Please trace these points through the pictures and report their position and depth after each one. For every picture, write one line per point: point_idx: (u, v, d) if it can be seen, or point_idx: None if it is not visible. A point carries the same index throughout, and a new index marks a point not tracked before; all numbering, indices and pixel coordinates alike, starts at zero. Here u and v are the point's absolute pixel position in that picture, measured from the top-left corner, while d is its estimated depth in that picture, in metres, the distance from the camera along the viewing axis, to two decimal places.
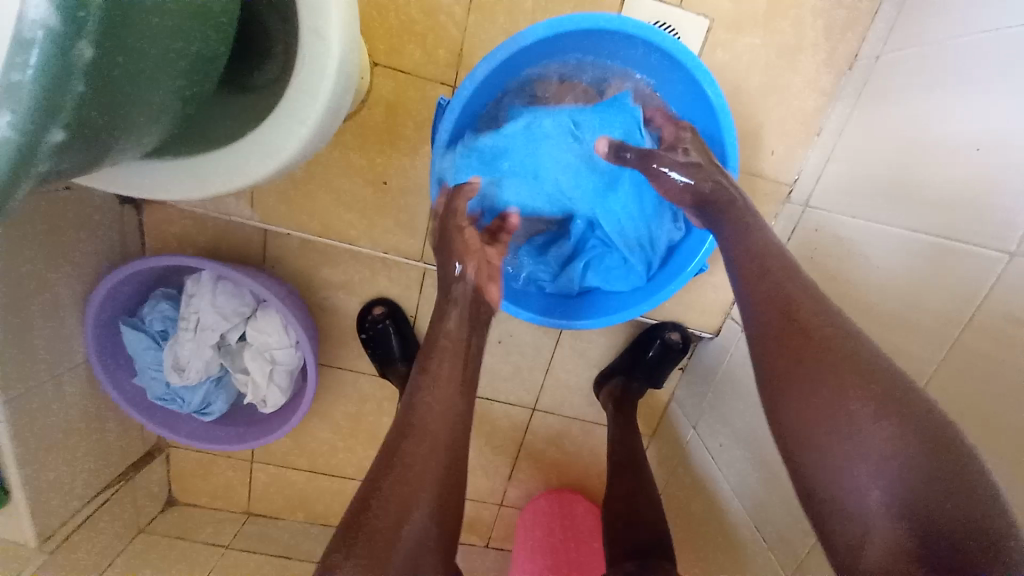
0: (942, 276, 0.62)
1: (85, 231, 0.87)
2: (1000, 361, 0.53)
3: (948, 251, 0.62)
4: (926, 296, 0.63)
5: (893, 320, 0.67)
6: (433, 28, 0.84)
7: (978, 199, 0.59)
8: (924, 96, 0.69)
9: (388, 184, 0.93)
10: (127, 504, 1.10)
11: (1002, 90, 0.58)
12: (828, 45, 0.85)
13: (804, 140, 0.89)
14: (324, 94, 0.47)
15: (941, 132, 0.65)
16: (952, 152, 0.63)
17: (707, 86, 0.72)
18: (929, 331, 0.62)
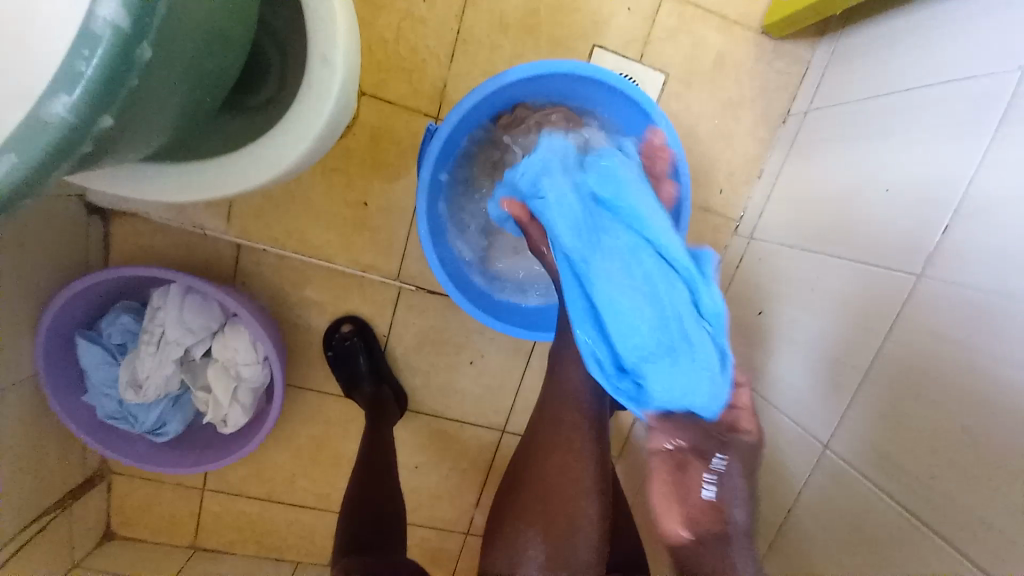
0: (864, 298, 0.68)
1: (50, 238, 0.85)
2: (919, 367, 0.59)
3: (869, 277, 0.68)
4: (855, 330, 0.68)
5: (828, 347, 0.71)
6: (418, 66, 0.91)
7: (907, 229, 0.64)
8: (851, 143, 0.78)
9: (367, 205, 0.96)
10: (63, 536, 1.00)
11: (915, 136, 0.66)
12: (764, 102, 0.97)
13: (748, 181, 1.00)
14: (325, 115, 0.51)
15: (867, 173, 0.73)
16: (870, 189, 0.71)
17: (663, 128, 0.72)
18: (857, 344, 0.67)
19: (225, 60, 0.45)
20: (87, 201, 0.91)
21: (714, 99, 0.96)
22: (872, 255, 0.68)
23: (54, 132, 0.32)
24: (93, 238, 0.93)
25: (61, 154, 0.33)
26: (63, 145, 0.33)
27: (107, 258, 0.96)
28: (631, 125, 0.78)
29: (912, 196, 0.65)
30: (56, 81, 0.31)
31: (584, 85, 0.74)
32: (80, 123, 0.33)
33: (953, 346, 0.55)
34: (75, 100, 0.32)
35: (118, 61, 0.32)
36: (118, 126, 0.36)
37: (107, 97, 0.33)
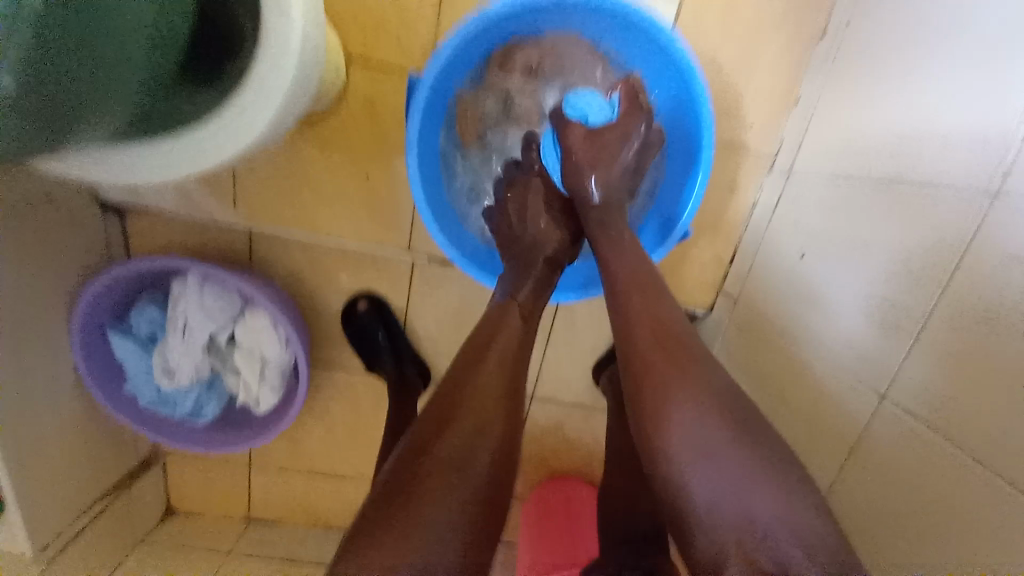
0: (925, 227, 0.60)
1: (68, 237, 0.86)
2: (1000, 307, 0.50)
3: (932, 205, 0.59)
4: (917, 266, 0.60)
5: (884, 286, 0.63)
6: (405, 18, 0.84)
7: (982, 142, 0.54)
8: (905, 46, 0.66)
9: (370, 177, 0.92)
10: (125, 516, 1.07)
11: (989, 28, 0.55)
12: (802, 14, 0.85)
13: (781, 111, 0.89)
14: (288, 72, 0.47)
15: (929, 80, 0.62)
16: (931, 98, 0.61)
17: (673, 48, 0.62)
18: (921, 283, 0.59)
19: (166, 15, 0.42)
20: (99, 199, 0.92)
21: (739, 18, 0.85)
22: (924, 181, 0.60)
23: None
24: (112, 234, 0.94)
25: None
26: None
27: (128, 254, 0.98)
28: (636, 48, 0.68)
29: (976, 114, 0.55)
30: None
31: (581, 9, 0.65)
32: None
33: (1001, 283, 0.50)
34: None
35: None
36: (15, 83, 0.34)
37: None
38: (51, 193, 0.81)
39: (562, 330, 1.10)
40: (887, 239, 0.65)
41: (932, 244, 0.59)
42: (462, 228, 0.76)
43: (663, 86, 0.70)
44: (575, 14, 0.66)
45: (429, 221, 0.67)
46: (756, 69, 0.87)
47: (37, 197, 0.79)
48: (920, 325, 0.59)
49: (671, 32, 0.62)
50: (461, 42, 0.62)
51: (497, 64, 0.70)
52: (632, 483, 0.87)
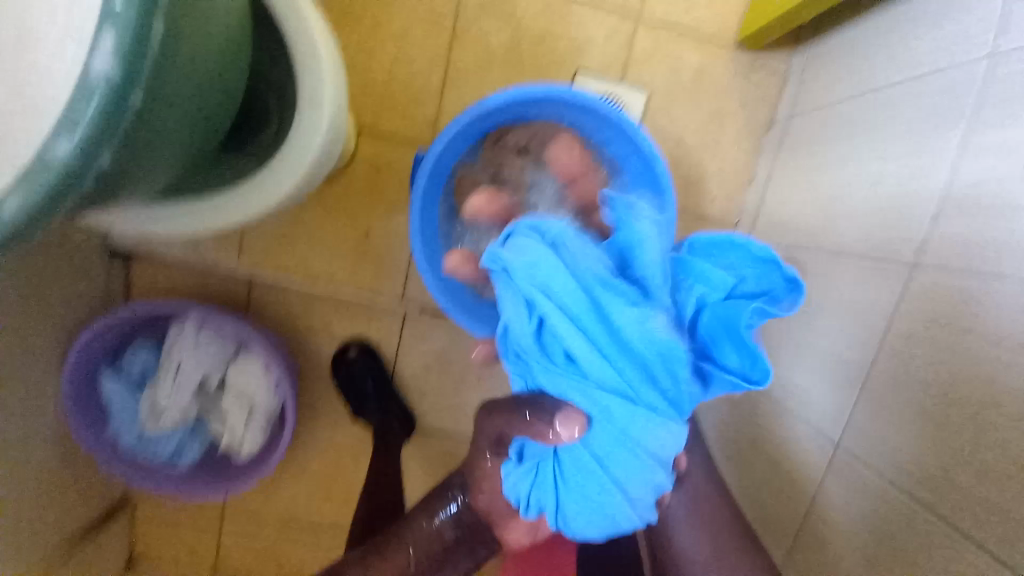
0: (864, 292, 0.68)
1: (73, 280, 0.90)
2: (935, 361, 0.56)
3: (869, 275, 0.67)
4: (859, 328, 0.67)
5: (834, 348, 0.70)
6: (412, 97, 0.95)
7: (901, 222, 0.64)
8: (837, 141, 0.79)
9: (370, 233, 0.99)
10: (84, 574, 1.01)
11: (896, 132, 0.67)
12: (753, 108, 0.99)
13: (741, 187, 1.00)
14: (314, 149, 0.55)
15: (856, 170, 0.73)
16: (860, 184, 0.72)
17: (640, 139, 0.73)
18: (862, 343, 0.66)
19: (225, 103, 0.50)
20: (108, 244, 0.97)
21: (700, 108, 0.98)
22: (861, 252, 0.69)
23: (60, 170, 0.36)
24: (114, 278, 0.98)
25: (66, 191, 0.38)
26: (69, 184, 0.37)
27: (127, 298, 1.01)
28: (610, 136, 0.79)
29: (894, 196, 0.66)
30: (60, 127, 0.36)
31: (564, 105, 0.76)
32: (77, 162, 0.37)
33: (928, 341, 0.57)
34: (75, 144, 0.36)
35: (112, 105, 0.37)
36: (116, 164, 0.40)
37: (106, 141, 0.37)
38: (66, 237, 0.86)
39: None
40: (837, 305, 0.72)
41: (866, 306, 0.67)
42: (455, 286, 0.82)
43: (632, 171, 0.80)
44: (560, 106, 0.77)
45: (425, 278, 0.73)
46: (717, 151, 1.00)
47: (51, 242, 0.83)
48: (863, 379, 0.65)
49: (639, 127, 0.73)
50: (461, 126, 0.71)
51: (491, 143, 0.80)
52: None
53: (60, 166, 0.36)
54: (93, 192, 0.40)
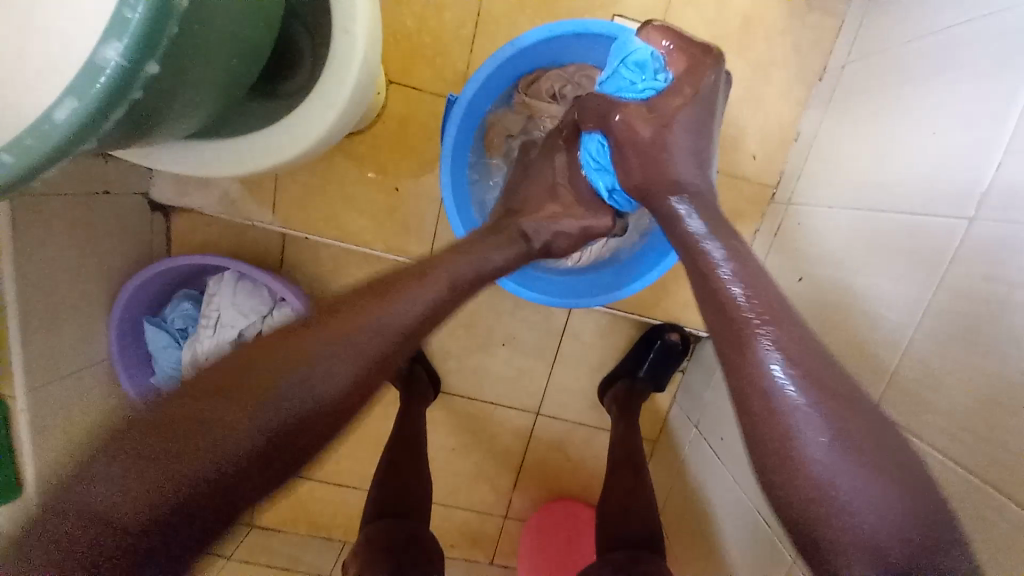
0: (913, 243, 0.64)
1: (117, 230, 0.94)
2: (986, 319, 0.53)
3: (920, 225, 0.64)
4: (904, 282, 0.64)
5: (880, 302, 0.67)
6: (442, 51, 0.94)
7: (961, 167, 0.60)
8: (895, 89, 0.74)
9: (399, 190, 1.00)
10: None
11: (960, 72, 0.62)
12: (799, 61, 0.93)
13: (783, 147, 0.96)
14: (348, 84, 0.54)
15: (914, 117, 0.68)
16: (918, 130, 0.67)
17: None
18: (908, 298, 0.63)
19: (262, 32, 0.50)
20: (150, 198, 1.00)
21: (743, 60, 0.94)
22: (912, 203, 0.66)
23: (111, 74, 0.37)
24: (156, 231, 1.02)
25: (118, 97, 0.38)
26: (120, 89, 0.38)
27: (168, 251, 1.05)
28: None
29: (953, 142, 0.61)
30: (108, 30, 0.36)
31: (602, 46, 0.74)
32: (127, 68, 0.37)
33: (985, 295, 0.53)
34: (124, 46, 0.36)
35: (158, 8, 0.36)
36: (163, 75, 0.40)
37: (150, 45, 0.37)
38: (110, 188, 0.90)
39: (570, 345, 1.14)
40: (882, 259, 0.68)
41: (913, 260, 0.63)
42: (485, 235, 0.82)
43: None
44: (597, 45, 0.74)
45: (455, 225, 0.73)
46: (758, 108, 0.95)
47: (96, 191, 0.87)
48: (908, 334, 0.62)
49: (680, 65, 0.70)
50: (496, 67, 0.70)
51: (525, 89, 0.79)
52: (631, 493, 0.87)
53: (111, 69, 0.37)
54: (140, 104, 0.40)
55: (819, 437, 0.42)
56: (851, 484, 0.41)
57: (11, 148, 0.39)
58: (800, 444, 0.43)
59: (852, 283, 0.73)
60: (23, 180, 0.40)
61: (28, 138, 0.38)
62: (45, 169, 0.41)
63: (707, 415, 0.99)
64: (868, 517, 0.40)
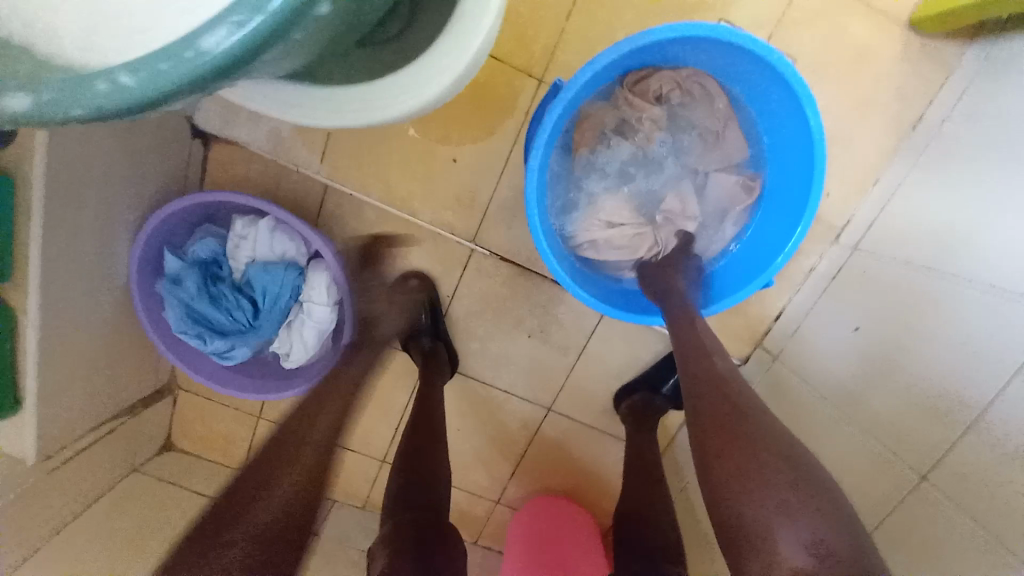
0: (998, 321, 0.63)
1: (154, 152, 0.88)
2: None
3: (1015, 307, 0.61)
4: (980, 362, 0.63)
5: (955, 376, 0.65)
6: (532, 21, 0.87)
7: None
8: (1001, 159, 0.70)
9: (455, 162, 0.95)
10: (126, 439, 1.07)
11: None
12: (900, 105, 0.88)
13: (860, 189, 0.92)
14: (471, 46, 0.48)
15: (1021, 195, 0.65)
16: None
17: (811, 114, 0.63)
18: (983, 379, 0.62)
19: None
20: (191, 123, 0.93)
21: (842, 91, 0.89)
22: (1007, 282, 0.63)
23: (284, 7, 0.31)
24: (193, 160, 0.96)
25: (279, 36, 0.32)
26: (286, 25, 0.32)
27: (202, 182, 0.99)
28: (765, 101, 0.71)
29: None
30: None
31: (721, 58, 0.69)
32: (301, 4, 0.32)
33: None
34: None
35: None
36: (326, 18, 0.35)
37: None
38: None
39: (596, 348, 1.12)
40: (958, 329, 0.67)
41: (996, 337, 0.62)
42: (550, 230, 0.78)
43: (782, 149, 0.72)
44: (729, 54, 0.67)
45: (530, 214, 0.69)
46: (843, 145, 0.91)
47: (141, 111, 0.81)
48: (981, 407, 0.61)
49: (811, 95, 0.63)
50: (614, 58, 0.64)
51: (630, 84, 0.74)
52: (641, 511, 0.87)
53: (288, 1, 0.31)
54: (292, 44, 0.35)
55: (767, 480, 0.52)
56: (795, 503, 0.51)
57: (134, 70, 0.32)
58: (760, 509, 0.52)
59: (920, 348, 0.71)
60: (127, 114, 0.34)
61: (165, 63, 0.31)
62: (166, 104, 0.34)
63: None
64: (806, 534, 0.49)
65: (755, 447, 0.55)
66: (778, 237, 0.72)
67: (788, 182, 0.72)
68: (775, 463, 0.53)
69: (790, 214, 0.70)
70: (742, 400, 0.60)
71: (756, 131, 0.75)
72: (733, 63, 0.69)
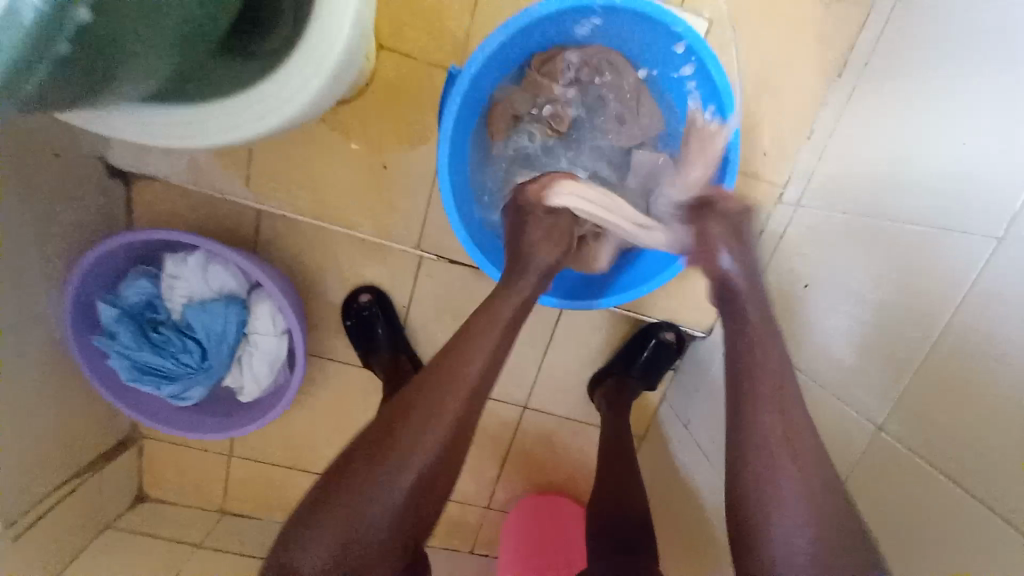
0: (928, 257, 0.62)
1: (70, 197, 0.84)
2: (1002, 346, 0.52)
3: (944, 239, 0.61)
4: (918, 299, 0.62)
5: (900, 315, 0.64)
6: (440, 15, 0.86)
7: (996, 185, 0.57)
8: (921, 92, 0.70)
9: (386, 168, 0.92)
10: (96, 496, 1.02)
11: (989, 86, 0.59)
12: (820, 54, 0.89)
13: (795, 142, 0.92)
14: (340, 40, 0.47)
15: (941, 127, 0.65)
16: (948, 133, 0.64)
17: (711, 65, 0.67)
18: (920, 317, 0.61)
19: None
20: (107, 163, 0.90)
21: (762, 48, 0.89)
22: (931, 216, 0.63)
23: (33, 18, 0.31)
24: (115, 201, 0.92)
25: (42, 47, 0.33)
26: (46, 35, 0.33)
27: (130, 222, 0.96)
28: (670, 66, 0.74)
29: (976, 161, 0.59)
30: None
31: (621, 30, 0.72)
32: (51, 12, 0.32)
33: (1001, 324, 0.52)
34: None
35: None
36: (98, 26, 0.35)
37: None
38: (59, 149, 0.80)
39: (563, 338, 1.10)
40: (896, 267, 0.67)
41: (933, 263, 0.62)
42: (476, 220, 0.77)
43: (699, 110, 0.75)
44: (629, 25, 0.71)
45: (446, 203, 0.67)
46: (772, 101, 0.91)
47: (42, 154, 0.77)
48: (934, 336, 0.59)
49: (709, 50, 0.67)
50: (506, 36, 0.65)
51: (537, 66, 0.75)
52: (624, 496, 0.85)
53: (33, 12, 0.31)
54: (77, 55, 0.35)
55: (788, 484, 0.51)
56: (790, 509, 0.50)
57: None
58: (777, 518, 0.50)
59: (862, 293, 0.71)
60: None
61: None
62: None
63: (698, 415, 0.99)
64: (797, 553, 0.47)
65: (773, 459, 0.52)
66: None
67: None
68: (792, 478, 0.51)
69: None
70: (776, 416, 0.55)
71: (667, 101, 0.78)
72: (633, 33, 0.72)
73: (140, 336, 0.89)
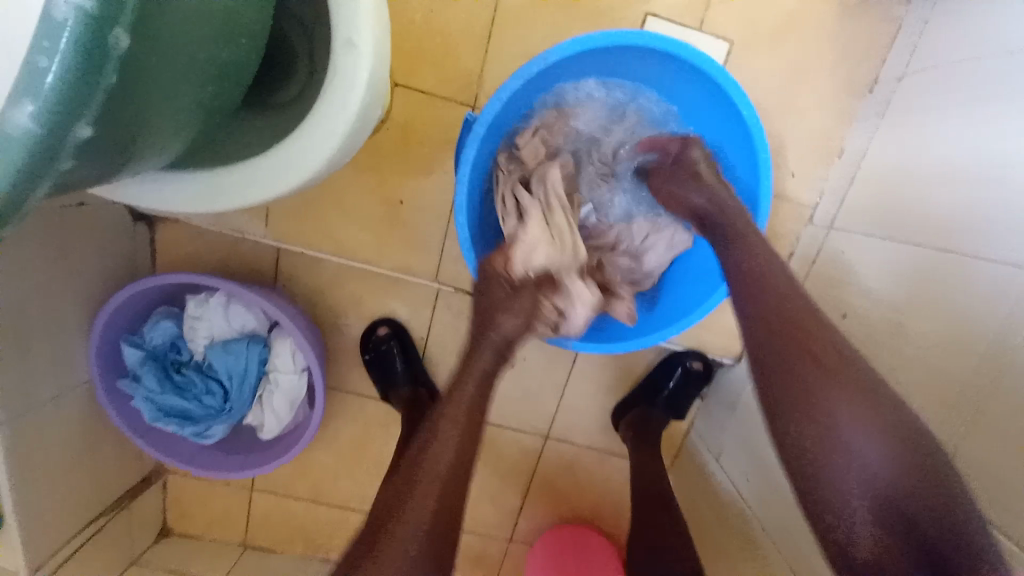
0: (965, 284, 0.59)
1: (95, 244, 0.85)
2: None
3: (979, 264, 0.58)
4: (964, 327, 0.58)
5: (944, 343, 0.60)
6: (452, 50, 0.85)
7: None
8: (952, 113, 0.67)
9: (402, 203, 0.91)
10: (121, 534, 1.02)
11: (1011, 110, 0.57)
12: (849, 68, 0.85)
13: (825, 162, 0.88)
14: (351, 114, 0.46)
15: (972, 151, 0.62)
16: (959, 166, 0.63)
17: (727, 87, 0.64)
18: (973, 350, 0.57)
19: (240, 55, 0.43)
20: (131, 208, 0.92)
21: (788, 65, 0.85)
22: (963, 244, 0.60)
23: (26, 140, 0.30)
24: (139, 244, 0.94)
25: (40, 165, 0.32)
26: (41, 154, 0.31)
27: (153, 264, 0.97)
28: (675, 87, 0.72)
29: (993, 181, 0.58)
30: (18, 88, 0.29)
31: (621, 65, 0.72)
32: (47, 132, 0.31)
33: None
34: (40, 107, 0.30)
35: (87, 50, 0.30)
36: (96, 133, 0.34)
37: (72, 106, 0.31)
38: (86, 200, 0.82)
39: (584, 366, 1.07)
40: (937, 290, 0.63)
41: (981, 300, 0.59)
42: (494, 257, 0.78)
43: (713, 122, 0.72)
44: (650, 62, 0.70)
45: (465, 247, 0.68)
46: (799, 121, 0.87)
47: (71, 205, 0.79)
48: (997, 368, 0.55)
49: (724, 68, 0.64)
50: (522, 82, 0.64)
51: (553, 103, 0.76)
52: (654, 536, 0.82)
53: (25, 134, 0.30)
54: (76, 159, 0.34)
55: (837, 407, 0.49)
56: (851, 441, 0.48)
57: None
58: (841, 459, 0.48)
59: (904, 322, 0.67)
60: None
61: None
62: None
63: (732, 447, 0.96)
64: (860, 480, 0.47)
65: (849, 400, 0.49)
66: (745, 209, 0.71)
67: (732, 177, 0.73)
68: (875, 440, 0.47)
69: (747, 202, 0.71)
70: (862, 377, 0.50)
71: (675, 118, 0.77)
72: (632, 65, 0.71)
73: (164, 378, 0.89)
